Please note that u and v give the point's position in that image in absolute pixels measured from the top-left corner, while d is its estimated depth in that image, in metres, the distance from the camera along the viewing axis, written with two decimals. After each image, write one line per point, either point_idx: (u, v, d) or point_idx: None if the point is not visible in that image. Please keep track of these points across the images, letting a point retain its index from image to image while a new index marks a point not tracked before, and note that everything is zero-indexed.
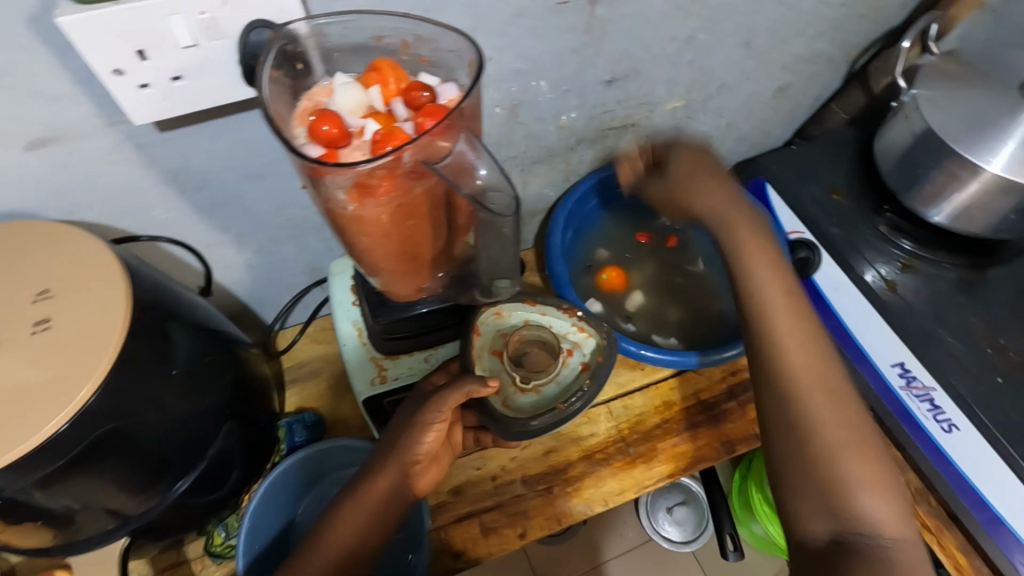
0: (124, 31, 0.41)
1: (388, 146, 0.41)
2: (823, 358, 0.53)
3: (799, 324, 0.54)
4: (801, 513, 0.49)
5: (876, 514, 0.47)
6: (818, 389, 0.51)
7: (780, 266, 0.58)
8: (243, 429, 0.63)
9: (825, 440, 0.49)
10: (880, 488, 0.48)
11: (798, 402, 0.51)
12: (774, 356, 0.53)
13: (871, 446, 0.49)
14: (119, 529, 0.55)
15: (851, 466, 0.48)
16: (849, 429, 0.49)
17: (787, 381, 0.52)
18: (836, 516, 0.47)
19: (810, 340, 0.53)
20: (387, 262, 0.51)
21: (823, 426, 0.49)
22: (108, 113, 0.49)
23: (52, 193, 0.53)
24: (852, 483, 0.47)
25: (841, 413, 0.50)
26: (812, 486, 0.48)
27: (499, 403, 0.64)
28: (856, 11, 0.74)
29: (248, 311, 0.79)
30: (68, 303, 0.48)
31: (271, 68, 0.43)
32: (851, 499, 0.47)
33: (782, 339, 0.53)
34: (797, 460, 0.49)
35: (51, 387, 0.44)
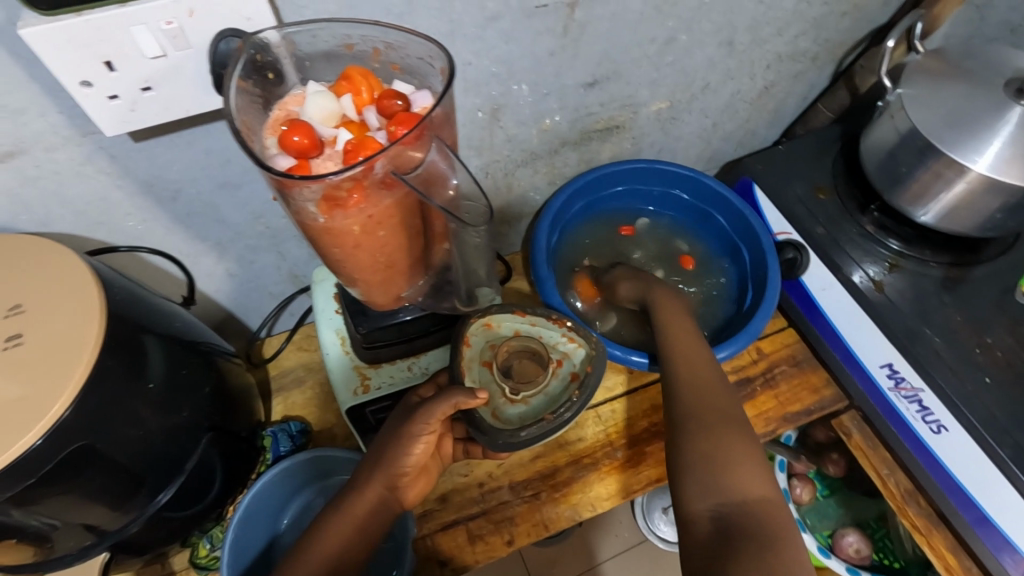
0: (88, 42, 0.40)
1: (359, 156, 0.41)
2: (716, 379, 0.61)
3: (699, 355, 0.64)
4: (687, 495, 0.50)
5: (749, 492, 0.49)
6: (705, 396, 0.58)
7: (684, 315, 0.71)
8: (223, 440, 0.62)
9: (709, 429, 0.54)
10: (753, 467, 0.51)
11: (689, 406, 0.57)
12: (676, 377, 0.61)
13: (750, 441, 0.54)
14: (96, 545, 0.55)
15: (729, 450, 0.52)
16: (732, 425, 0.55)
17: (683, 392, 0.59)
18: (716, 494, 0.49)
19: (707, 366, 0.62)
20: (364, 272, 0.50)
21: (710, 421, 0.55)
22: (79, 125, 0.48)
23: (25, 205, 0.53)
24: (727, 463, 0.51)
25: (727, 415, 0.56)
26: (695, 468, 0.51)
27: (487, 414, 0.59)
28: (838, 9, 0.74)
29: (232, 320, 0.79)
30: (40, 318, 0.47)
31: (240, 79, 0.43)
32: (728, 477, 0.50)
33: (681, 362, 0.63)
34: (685, 449, 0.53)
35: (22, 404, 0.44)
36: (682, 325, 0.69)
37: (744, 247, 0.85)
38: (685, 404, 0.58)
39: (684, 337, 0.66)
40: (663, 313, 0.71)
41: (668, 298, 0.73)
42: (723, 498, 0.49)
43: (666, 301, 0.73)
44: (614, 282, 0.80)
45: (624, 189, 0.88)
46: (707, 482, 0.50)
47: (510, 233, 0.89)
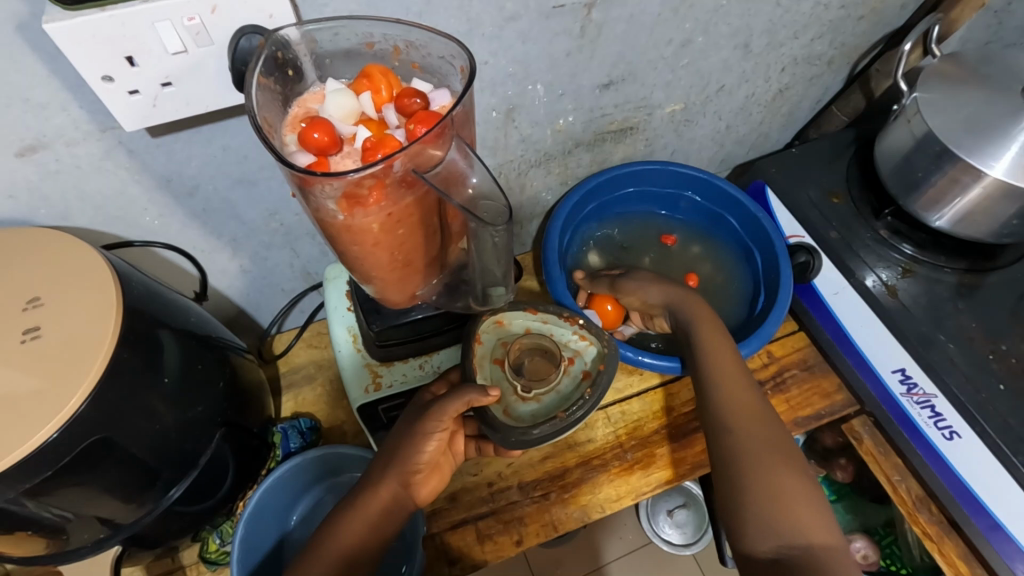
0: (111, 39, 0.40)
1: (379, 152, 0.41)
2: (758, 403, 0.61)
3: (738, 377, 0.63)
4: (749, 534, 0.52)
5: (809, 531, 0.51)
6: (755, 424, 0.58)
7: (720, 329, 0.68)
8: (236, 436, 0.62)
9: (764, 463, 0.55)
10: (812, 505, 0.53)
11: (739, 437, 0.58)
12: (720, 402, 0.61)
13: (805, 475, 0.55)
14: (110, 538, 0.55)
15: (787, 486, 0.53)
16: (782, 457, 0.56)
17: (730, 422, 0.59)
18: (777, 535, 0.51)
19: (748, 389, 0.62)
20: (380, 270, 0.50)
21: (763, 454, 0.56)
22: (99, 120, 0.48)
23: (43, 199, 0.53)
24: (787, 503, 0.52)
25: (778, 448, 0.56)
26: (755, 505, 0.53)
27: (498, 412, 0.59)
28: (855, 12, 0.73)
29: (244, 315, 0.79)
30: (58, 311, 0.48)
31: (261, 76, 0.43)
32: (790, 516, 0.52)
33: (724, 386, 0.62)
34: (743, 485, 0.54)
35: (40, 396, 0.44)
36: (718, 341, 0.66)
37: (757, 250, 0.85)
38: (735, 435, 0.58)
39: (723, 356, 0.65)
40: (697, 330, 0.67)
41: (702, 314, 0.69)
42: (787, 539, 0.51)
43: (701, 319, 0.69)
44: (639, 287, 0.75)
45: (635, 191, 0.88)
46: (768, 521, 0.52)
47: (521, 233, 0.89)
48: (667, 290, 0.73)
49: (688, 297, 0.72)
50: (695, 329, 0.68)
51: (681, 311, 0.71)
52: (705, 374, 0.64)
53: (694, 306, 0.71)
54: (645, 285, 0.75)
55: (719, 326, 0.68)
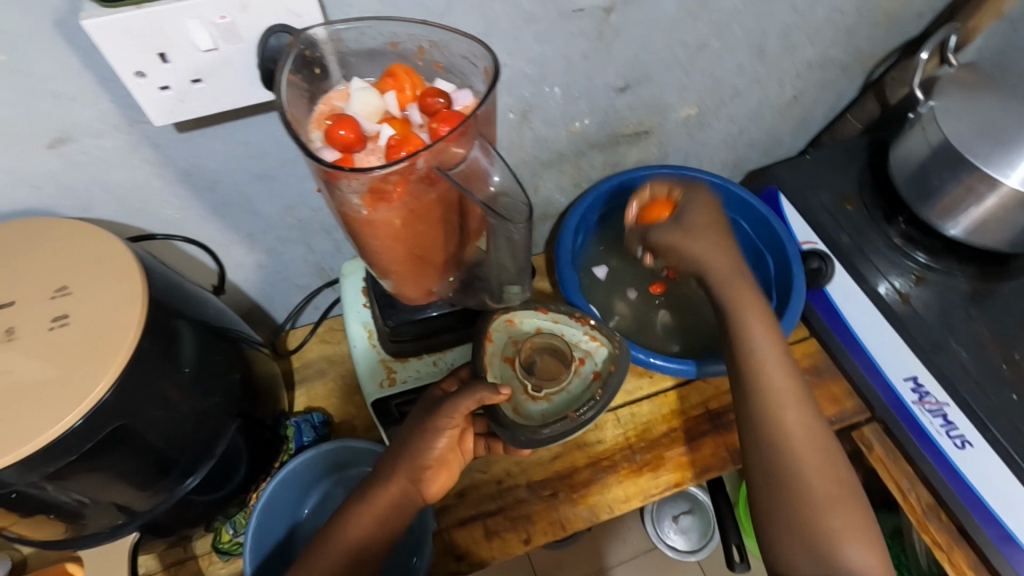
0: (143, 33, 0.41)
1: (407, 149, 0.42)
2: (812, 416, 0.58)
3: (795, 390, 0.59)
4: (792, 558, 0.54)
5: (858, 558, 0.53)
6: (806, 442, 0.56)
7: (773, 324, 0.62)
8: (250, 427, 0.63)
9: (818, 492, 0.55)
10: (860, 534, 0.54)
11: (795, 459, 0.56)
12: (769, 414, 0.58)
13: (855, 500, 0.55)
14: (127, 524, 0.56)
15: (839, 517, 0.54)
16: (831, 483, 0.55)
17: (786, 442, 0.56)
18: (824, 562, 0.53)
19: (803, 403, 0.58)
20: (398, 265, 0.51)
21: (813, 478, 0.55)
22: (128, 114, 0.50)
23: (71, 192, 0.54)
24: (838, 533, 0.53)
25: (831, 471, 0.56)
26: (796, 524, 0.54)
27: (509, 410, 0.61)
28: (869, 19, 0.74)
29: (259, 310, 0.80)
30: (84, 299, 0.49)
31: (290, 73, 0.44)
32: (834, 542, 0.53)
33: (782, 399, 0.58)
34: (795, 510, 0.55)
35: (66, 382, 0.45)
36: (770, 344, 0.60)
37: (768, 253, 0.85)
38: (789, 458, 0.56)
39: (773, 361, 0.59)
40: (749, 326, 0.61)
41: (753, 305, 0.62)
42: (834, 566, 0.52)
43: (750, 310, 0.61)
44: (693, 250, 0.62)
45: None
46: (810, 543, 0.53)
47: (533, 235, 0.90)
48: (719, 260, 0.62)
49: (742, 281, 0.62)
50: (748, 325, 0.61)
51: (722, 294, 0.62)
52: (751, 381, 0.59)
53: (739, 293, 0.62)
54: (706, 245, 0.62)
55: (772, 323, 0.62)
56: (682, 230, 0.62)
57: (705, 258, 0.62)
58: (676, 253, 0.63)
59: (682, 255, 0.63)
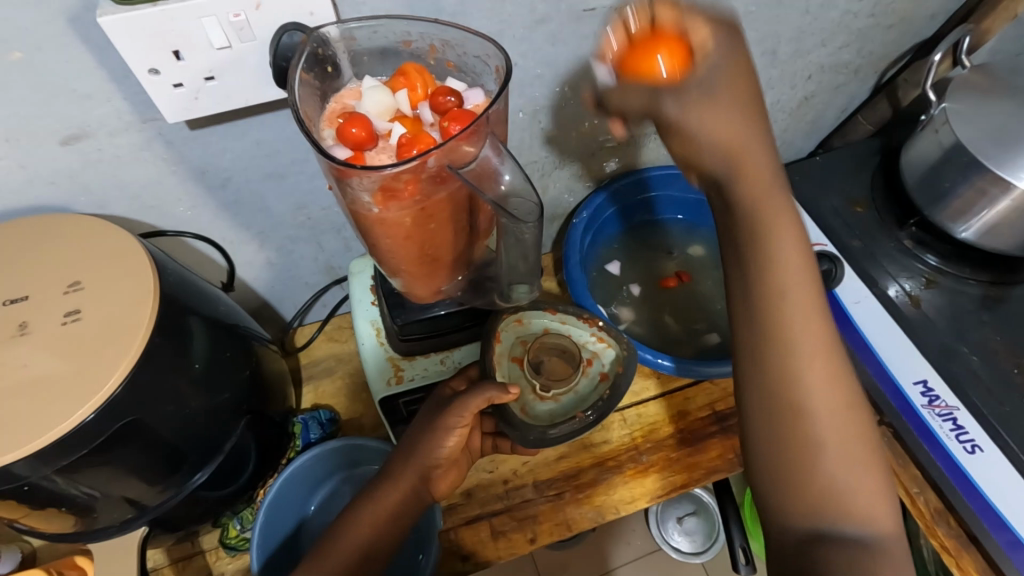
0: (159, 31, 0.42)
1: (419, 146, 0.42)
2: (835, 356, 0.42)
3: (813, 317, 0.41)
4: (781, 512, 0.42)
5: (866, 511, 0.40)
6: (825, 388, 0.41)
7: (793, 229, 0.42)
8: (259, 424, 0.63)
9: (824, 435, 0.41)
10: (874, 484, 0.41)
11: (803, 399, 0.41)
12: (774, 345, 0.41)
13: (873, 450, 0.41)
14: (137, 518, 0.56)
15: (848, 465, 0.40)
16: (851, 437, 0.41)
17: (793, 379, 0.41)
18: (821, 518, 0.40)
19: (823, 333, 0.41)
20: (407, 264, 0.51)
21: (826, 432, 0.41)
22: (141, 111, 0.50)
23: (84, 188, 0.55)
24: (844, 484, 0.40)
25: (847, 416, 0.41)
26: (795, 485, 0.41)
27: (516, 409, 0.62)
28: (882, 21, 0.73)
29: (268, 307, 0.81)
30: (97, 295, 0.49)
31: (303, 71, 0.44)
32: (840, 503, 0.40)
33: (796, 328, 0.41)
34: (790, 457, 0.41)
35: (78, 377, 0.46)
36: (797, 264, 0.41)
37: None
38: (792, 396, 0.41)
39: (799, 287, 0.41)
40: (766, 235, 0.42)
41: (776, 207, 0.42)
42: (833, 522, 0.40)
43: (772, 215, 0.42)
44: (702, 125, 0.41)
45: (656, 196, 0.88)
46: (808, 502, 0.41)
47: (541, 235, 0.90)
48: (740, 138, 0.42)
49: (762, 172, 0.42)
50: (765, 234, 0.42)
51: (734, 188, 0.42)
52: (761, 313, 0.42)
53: (757, 185, 0.42)
54: (717, 114, 0.41)
55: (800, 233, 0.42)
56: (698, 92, 0.41)
57: (735, 153, 0.42)
58: (682, 135, 0.42)
59: (687, 137, 0.42)
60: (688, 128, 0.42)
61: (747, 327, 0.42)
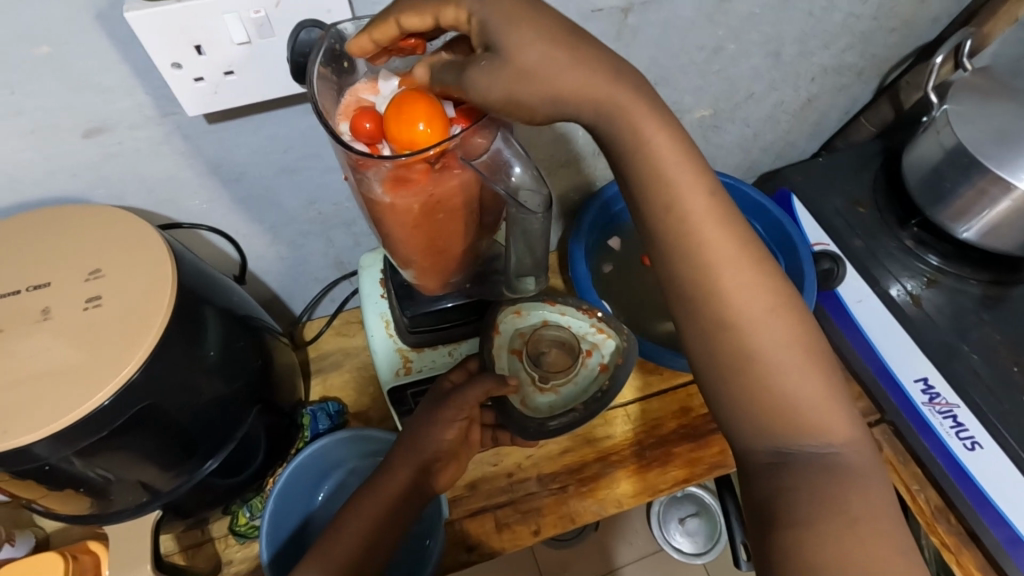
0: (183, 28, 0.43)
1: (401, 151, 0.41)
2: (754, 262, 0.41)
3: (724, 231, 0.40)
4: (738, 433, 0.41)
5: (816, 420, 0.39)
6: (759, 310, 0.40)
7: (681, 136, 0.41)
8: (269, 413, 0.65)
9: (755, 346, 0.40)
10: (819, 393, 0.40)
11: (728, 314, 0.40)
12: (691, 261, 0.40)
13: (818, 357, 0.40)
14: (150, 502, 0.58)
15: (788, 378, 0.39)
16: (797, 357, 0.40)
17: (713, 295, 0.40)
18: (772, 433, 0.40)
19: (737, 244, 0.41)
20: (418, 255, 0.53)
21: (769, 356, 0.39)
22: (160, 105, 0.51)
23: (105, 179, 0.56)
24: (786, 397, 0.39)
25: (779, 324, 0.40)
26: (748, 415, 0.40)
27: (516, 402, 0.64)
28: (885, 24, 0.75)
29: (277, 301, 0.82)
30: (115, 283, 0.51)
31: (320, 66, 0.45)
32: (796, 422, 0.39)
33: (705, 243, 0.40)
34: (728, 377, 0.40)
35: (97, 362, 0.47)
36: (697, 182, 0.40)
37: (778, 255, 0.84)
38: (716, 314, 0.40)
39: (705, 217, 0.40)
40: (665, 169, 0.40)
41: (665, 140, 0.40)
42: (782, 437, 0.39)
43: (651, 145, 0.40)
44: (545, 79, 0.37)
45: None
46: (767, 430, 0.40)
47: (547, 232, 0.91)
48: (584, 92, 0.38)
49: (635, 113, 0.39)
50: (662, 168, 0.40)
51: (613, 132, 0.40)
52: (677, 252, 0.41)
53: (628, 126, 0.39)
54: (551, 58, 0.37)
55: (696, 161, 0.41)
56: (515, 67, 0.38)
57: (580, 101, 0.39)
58: (514, 107, 0.39)
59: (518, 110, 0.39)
60: (536, 83, 0.37)
61: (669, 266, 0.41)
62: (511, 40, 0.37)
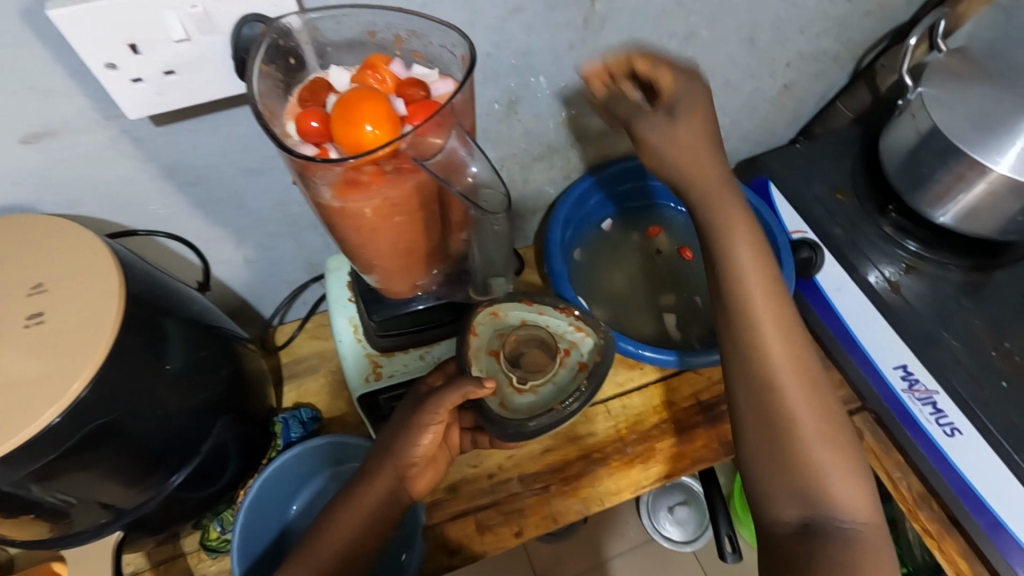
0: (116, 25, 0.40)
1: (350, 154, 0.39)
2: (804, 355, 0.51)
3: (782, 327, 0.51)
4: (771, 500, 0.49)
5: (842, 494, 0.47)
6: (806, 399, 0.49)
7: (761, 251, 0.53)
8: (239, 423, 0.63)
9: (801, 427, 0.48)
10: (847, 472, 0.48)
11: (782, 396, 0.49)
12: (754, 348, 0.50)
13: (846, 443, 0.49)
14: (112, 523, 0.55)
15: (824, 456, 0.48)
16: (833, 443, 0.48)
17: (770, 375, 0.50)
18: (805, 501, 0.47)
19: (791, 335, 0.51)
20: (382, 258, 0.51)
21: (811, 435, 0.48)
22: (104, 107, 0.49)
23: (50, 187, 0.54)
24: (820, 472, 0.48)
25: (822, 411, 0.49)
26: (786, 483, 0.48)
27: (495, 404, 0.60)
28: (861, 7, 0.73)
29: (247, 306, 0.79)
30: (60, 297, 0.48)
31: (263, 63, 0.43)
32: (827, 498, 0.47)
33: (767, 331, 0.51)
34: (775, 449, 0.49)
35: (44, 382, 0.45)
36: (766, 286, 0.52)
37: None
38: (773, 394, 0.49)
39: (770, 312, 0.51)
40: (744, 269, 0.52)
41: (749, 249, 0.52)
42: (814, 506, 0.47)
43: (737, 247, 0.52)
44: (682, 160, 0.52)
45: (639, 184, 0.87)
46: (800, 498, 0.47)
47: (525, 227, 0.89)
48: (695, 167, 0.52)
49: (725, 232, 0.52)
50: (742, 271, 0.52)
51: (713, 222, 0.53)
52: (744, 340, 0.51)
53: (724, 227, 0.53)
54: (693, 146, 0.52)
55: (770, 267, 0.53)
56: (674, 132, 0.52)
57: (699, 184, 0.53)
58: (652, 151, 0.53)
59: (650, 151, 0.53)
60: (678, 157, 0.52)
61: (737, 349, 0.51)
62: (684, 121, 0.52)
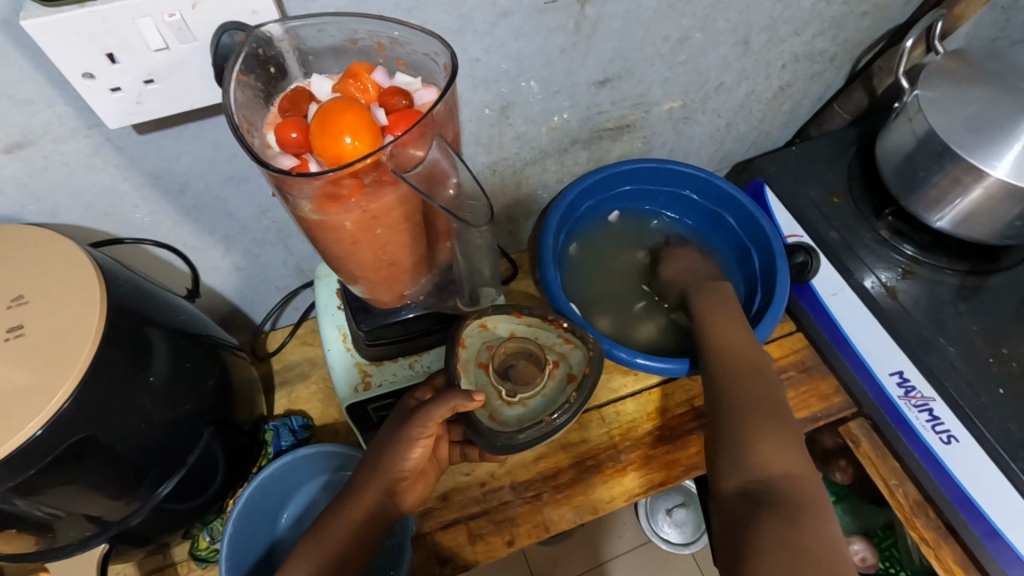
0: (93, 34, 0.40)
1: (330, 167, 0.39)
2: (752, 366, 0.64)
3: (736, 347, 0.66)
4: (720, 474, 0.56)
5: (773, 463, 0.54)
6: (749, 393, 0.60)
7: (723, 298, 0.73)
8: (226, 432, 0.62)
9: (740, 411, 0.58)
10: (779, 446, 0.55)
11: (729, 390, 0.61)
12: (712, 360, 0.65)
13: (785, 428, 0.57)
14: (96, 536, 0.55)
15: (760, 431, 0.56)
16: (772, 425, 0.57)
17: (722, 378, 0.63)
18: (744, 470, 0.54)
19: (744, 352, 0.65)
20: (366, 270, 0.50)
21: (750, 416, 0.58)
22: (85, 116, 0.48)
23: (33, 197, 0.53)
24: (753, 442, 0.55)
25: (762, 401, 0.59)
26: (728, 454, 0.56)
27: (484, 417, 0.58)
28: (857, 9, 0.72)
29: (238, 312, 0.79)
30: (42, 309, 0.47)
31: (241, 74, 0.42)
32: (761, 465, 0.54)
33: (722, 349, 0.66)
34: (724, 429, 0.58)
35: (23, 396, 0.44)
36: (726, 321, 0.70)
37: (752, 249, 0.82)
38: (724, 390, 0.62)
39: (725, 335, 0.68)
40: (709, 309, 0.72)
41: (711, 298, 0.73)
42: (751, 472, 0.54)
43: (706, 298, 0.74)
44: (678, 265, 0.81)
45: (632, 188, 0.85)
46: (739, 466, 0.54)
47: (518, 232, 0.88)
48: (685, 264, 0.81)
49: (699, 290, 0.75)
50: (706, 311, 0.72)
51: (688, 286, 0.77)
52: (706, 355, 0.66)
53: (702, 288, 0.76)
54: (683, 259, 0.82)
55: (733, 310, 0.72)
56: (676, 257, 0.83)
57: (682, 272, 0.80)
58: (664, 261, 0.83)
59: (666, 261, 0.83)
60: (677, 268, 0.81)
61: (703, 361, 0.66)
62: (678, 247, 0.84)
